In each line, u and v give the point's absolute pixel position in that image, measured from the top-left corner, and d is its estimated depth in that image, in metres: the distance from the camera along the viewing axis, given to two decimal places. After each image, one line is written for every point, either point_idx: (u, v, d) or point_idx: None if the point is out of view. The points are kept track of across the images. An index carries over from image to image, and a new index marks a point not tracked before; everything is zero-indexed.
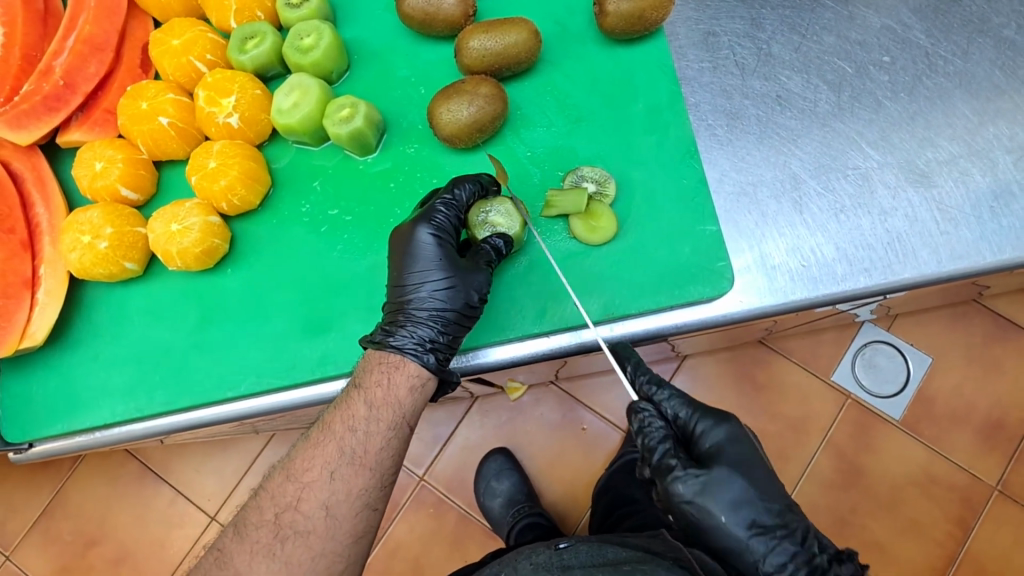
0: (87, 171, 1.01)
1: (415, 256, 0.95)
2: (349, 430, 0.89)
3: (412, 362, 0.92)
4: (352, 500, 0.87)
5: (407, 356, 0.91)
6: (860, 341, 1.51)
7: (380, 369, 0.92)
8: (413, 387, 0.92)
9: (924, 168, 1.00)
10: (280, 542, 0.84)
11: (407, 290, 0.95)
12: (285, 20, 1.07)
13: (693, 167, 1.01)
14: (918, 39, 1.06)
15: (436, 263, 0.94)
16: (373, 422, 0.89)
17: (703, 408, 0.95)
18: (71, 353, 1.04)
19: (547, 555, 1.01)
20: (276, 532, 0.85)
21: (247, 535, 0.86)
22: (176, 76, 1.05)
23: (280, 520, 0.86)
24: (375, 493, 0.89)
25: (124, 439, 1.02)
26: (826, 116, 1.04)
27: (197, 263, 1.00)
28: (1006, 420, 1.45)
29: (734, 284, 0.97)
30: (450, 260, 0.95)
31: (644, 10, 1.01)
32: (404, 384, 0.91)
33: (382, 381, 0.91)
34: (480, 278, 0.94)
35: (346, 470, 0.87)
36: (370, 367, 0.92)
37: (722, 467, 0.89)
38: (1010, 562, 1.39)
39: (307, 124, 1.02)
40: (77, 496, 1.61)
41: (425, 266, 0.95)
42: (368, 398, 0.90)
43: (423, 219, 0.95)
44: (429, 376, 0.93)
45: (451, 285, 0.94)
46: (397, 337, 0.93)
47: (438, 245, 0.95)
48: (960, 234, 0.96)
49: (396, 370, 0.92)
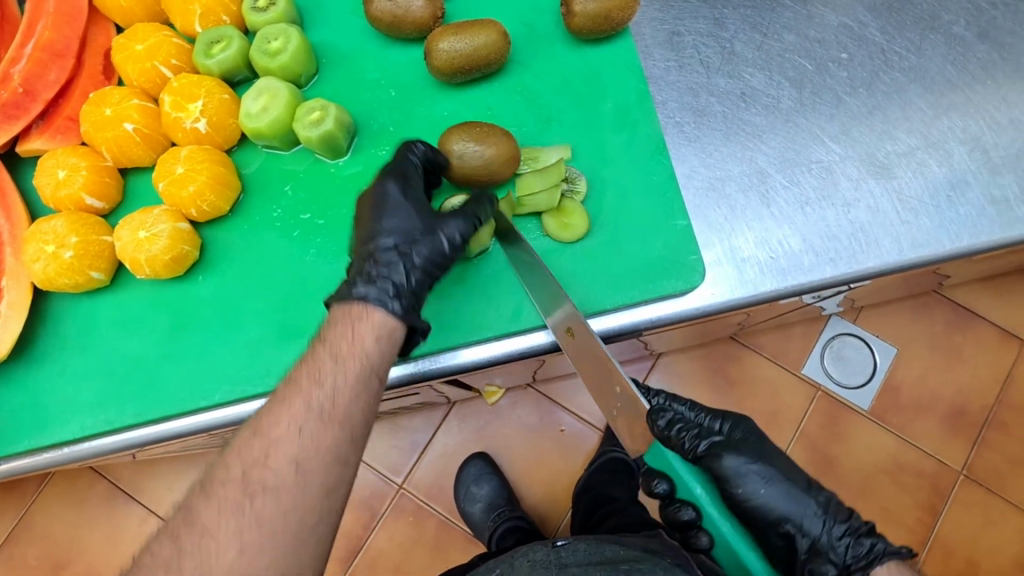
0: (50, 179, 0.99)
1: (378, 210, 0.92)
2: (315, 384, 0.80)
3: (376, 312, 0.86)
4: (322, 454, 0.77)
5: (371, 304, 0.86)
6: (829, 333, 1.55)
7: (343, 321, 0.85)
8: (380, 336, 0.85)
9: (884, 160, 1.03)
10: (248, 497, 0.73)
11: (372, 243, 0.91)
12: (250, 24, 1.07)
13: (662, 164, 1.03)
14: (873, 36, 1.10)
15: (405, 210, 0.93)
16: (340, 373, 0.81)
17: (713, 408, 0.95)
18: (36, 367, 1.02)
19: (545, 552, 1.02)
20: (243, 487, 0.74)
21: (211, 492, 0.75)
22: (140, 81, 1.03)
23: (248, 476, 0.75)
24: (347, 445, 0.79)
25: (95, 453, 0.99)
26: (789, 111, 1.07)
27: (167, 271, 0.98)
28: (969, 407, 1.50)
29: (705, 278, 0.99)
30: (419, 208, 0.93)
31: (610, 10, 1.03)
32: (369, 335, 0.84)
33: (346, 332, 0.84)
34: (451, 224, 0.92)
35: (312, 427, 0.77)
36: (333, 322, 0.85)
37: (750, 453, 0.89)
38: (978, 544, 1.43)
39: (276, 128, 1.01)
40: (44, 520, 1.56)
41: (387, 222, 0.92)
42: (333, 349, 0.83)
43: (394, 168, 0.95)
44: (394, 326, 0.87)
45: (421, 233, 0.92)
46: (360, 287, 0.87)
47: (407, 192, 0.93)
48: (919, 223, 0.99)
49: (359, 320, 0.85)
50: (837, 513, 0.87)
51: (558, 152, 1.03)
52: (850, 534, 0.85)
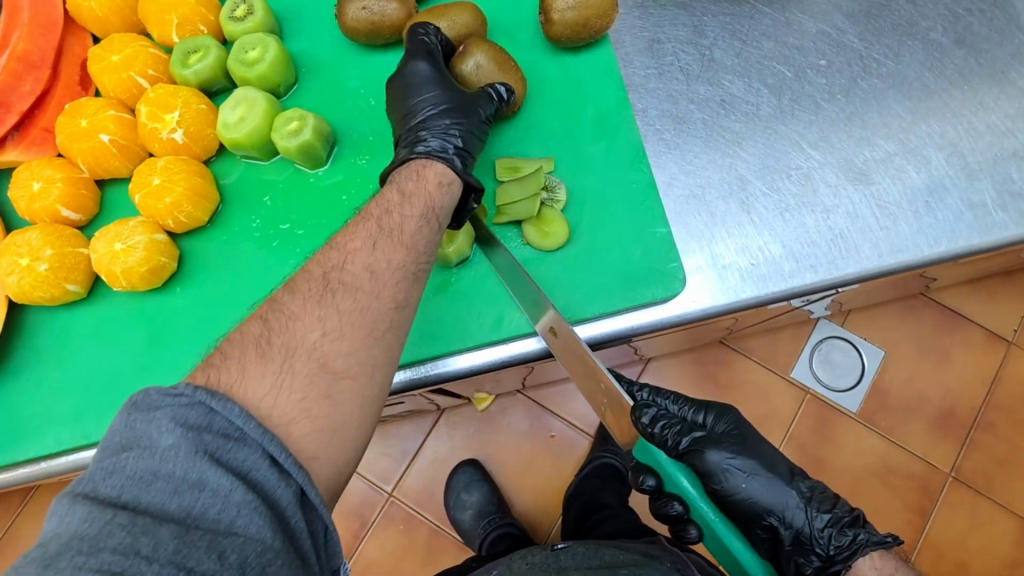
0: (25, 192, 0.98)
1: (414, 85, 0.96)
2: (385, 214, 0.82)
3: (437, 164, 0.90)
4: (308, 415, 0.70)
5: (432, 157, 0.90)
6: (817, 337, 1.55)
7: (410, 171, 0.89)
8: (444, 183, 0.88)
9: (862, 167, 1.03)
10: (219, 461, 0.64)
11: (415, 117, 0.95)
12: (228, 34, 1.06)
13: (642, 172, 1.03)
14: (851, 43, 1.11)
15: (438, 87, 0.96)
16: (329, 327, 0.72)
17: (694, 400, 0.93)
18: (12, 381, 1.00)
19: (543, 556, 1.04)
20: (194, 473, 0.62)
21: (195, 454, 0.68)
22: (116, 92, 1.03)
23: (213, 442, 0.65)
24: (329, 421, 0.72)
25: (73, 468, 0.98)
26: (768, 118, 1.07)
27: (144, 282, 0.98)
28: (956, 409, 1.50)
29: (685, 285, 0.99)
30: (450, 84, 0.96)
31: (588, 18, 1.03)
32: (434, 181, 0.88)
33: (413, 177, 0.88)
34: (482, 100, 0.96)
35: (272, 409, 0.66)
36: (398, 176, 0.89)
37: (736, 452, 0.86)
38: (968, 546, 1.43)
39: (254, 137, 1.01)
40: (28, 533, 1.55)
41: (426, 100, 0.95)
42: (400, 188, 0.85)
43: (418, 49, 0.97)
44: (453, 177, 0.90)
45: (457, 106, 0.94)
46: (422, 144, 0.91)
47: (435, 67, 0.96)
48: (898, 229, 1.00)
49: (424, 170, 0.89)
50: (819, 503, 0.85)
51: (538, 162, 1.02)
52: (835, 523, 0.84)
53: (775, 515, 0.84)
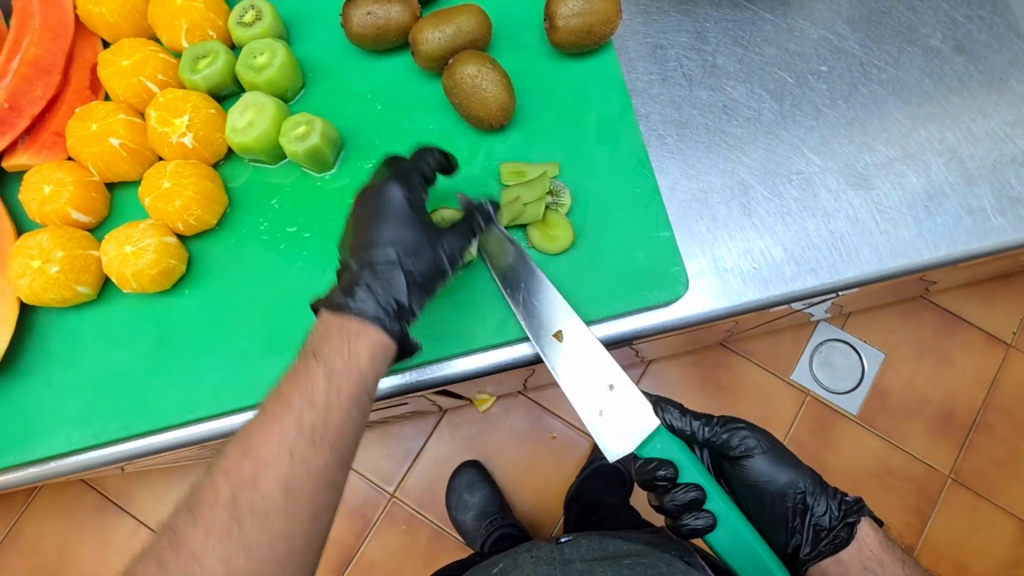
0: (36, 195, 0.99)
1: (381, 216, 0.94)
2: (307, 404, 0.81)
3: (373, 330, 0.88)
4: (312, 479, 0.78)
5: (370, 321, 0.88)
6: (818, 339, 1.56)
7: (340, 337, 0.86)
8: (375, 352, 0.87)
9: (863, 172, 1.05)
10: (236, 521, 0.75)
11: (372, 249, 0.92)
12: (237, 39, 1.07)
13: (645, 176, 1.04)
14: (852, 49, 1.12)
15: (408, 220, 0.94)
16: (333, 394, 0.82)
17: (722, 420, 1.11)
18: (22, 382, 1.02)
19: (548, 549, 1.02)
20: (231, 512, 0.75)
21: (200, 515, 0.76)
22: (126, 96, 1.04)
23: (236, 499, 0.76)
24: (337, 471, 0.81)
25: (82, 468, 0.99)
26: (770, 123, 1.08)
27: (153, 285, 0.99)
28: (955, 411, 1.51)
29: (688, 288, 1.00)
30: (422, 224, 0.95)
31: (592, 25, 1.04)
32: (365, 351, 0.86)
33: (343, 350, 0.85)
34: (453, 243, 0.95)
35: (302, 446, 0.79)
36: (328, 335, 0.86)
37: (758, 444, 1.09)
38: (966, 546, 1.45)
39: (262, 141, 1.02)
40: (33, 532, 1.56)
41: (388, 222, 0.94)
42: (329, 368, 0.83)
43: (396, 180, 0.95)
44: (390, 344, 0.89)
45: (421, 246, 0.93)
46: (360, 299, 0.89)
47: (409, 205, 0.95)
48: (899, 233, 1.01)
49: (357, 338, 0.86)
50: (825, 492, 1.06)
51: (543, 166, 1.04)
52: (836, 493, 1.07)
53: (798, 489, 1.06)
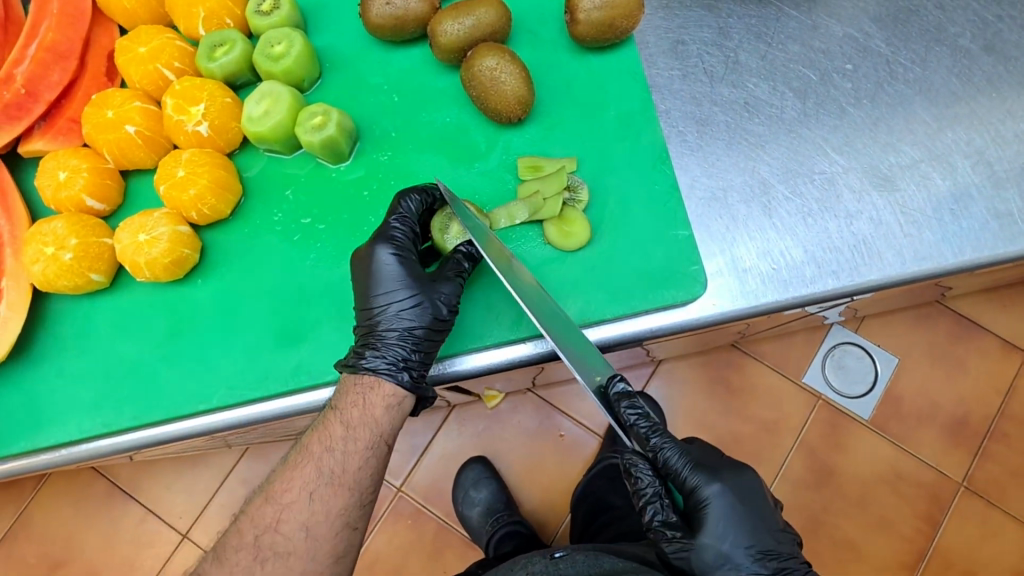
0: (51, 181, 0.99)
1: (377, 277, 0.94)
2: (326, 450, 0.91)
3: (386, 382, 0.92)
4: (331, 520, 0.89)
5: (381, 376, 0.91)
6: (831, 342, 1.54)
7: (355, 391, 0.92)
8: (389, 405, 0.92)
9: (887, 172, 1.03)
10: (259, 563, 0.87)
11: (374, 312, 0.94)
12: (254, 28, 1.06)
13: (664, 173, 1.03)
14: (878, 48, 1.10)
15: (400, 281, 0.94)
16: (350, 441, 0.91)
17: (700, 463, 0.92)
18: (35, 368, 1.01)
19: (544, 564, 1.02)
20: (255, 554, 0.88)
21: (227, 558, 0.88)
22: (143, 84, 1.03)
23: (260, 542, 0.89)
24: (355, 512, 0.91)
25: (92, 456, 0.99)
26: (792, 122, 1.06)
27: (166, 274, 0.98)
28: (969, 418, 1.49)
29: (707, 288, 0.98)
30: (414, 276, 0.95)
31: (614, 19, 1.02)
32: (380, 403, 0.92)
33: (358, 402, 0.92)
34: (447, 290, 0.94)
35: (325, 490, 0.90)
36: (345, 389, 0.93)
37: (707, 537, 0.90)
38: (979, 556, 1.42)
39: (278, 132, 1.01)
40: (42, 517, 1.56)
41: (388, 286, 0.94)
42: (344, 418, 0.91)
43: (381, 239, 0.95)
44: (404, 394, 0.93)
45: (418, 301, 0.94)
46: (368, 359, 0.92)
47: (400, 263, 0.95)
48: (923, 236, 0.99)
49: (372, 390, 0.92)
50: None
51: (560, 161, 1.02)
52: None
53: None
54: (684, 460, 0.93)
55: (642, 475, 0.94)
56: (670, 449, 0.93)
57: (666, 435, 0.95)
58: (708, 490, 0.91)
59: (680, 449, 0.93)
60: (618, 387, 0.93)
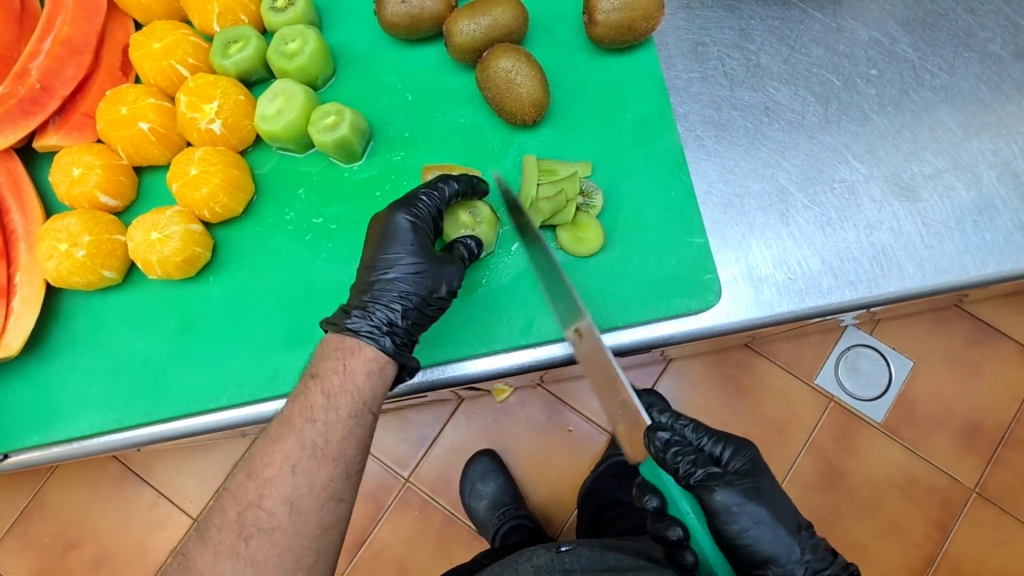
0: (65, 177, 0.99)
1: (389, 239, 0.95)
2: (308, 422, 0.88)
3: (368, 346, 0.92)
4: (316, 493, 0.86)
5: (363, 339, 0.92)
6: (844, 344, 1.52)
7: (337, 351, 0.92)
8: (370, 372, 0.91)
9: (909, 182, 1.00)
10: (244, 540, 0.84)
11: (376, 273, 0.95)
12: (269, 25, 1.06)
13: (680, 179, 1.01)
14: (904, 53, 1.07)
15: (410, 247, 0.94)
16: (332, 411, 0.89)
17: (721, 433, 0.94)
18: (49, 362, 1.02)
19: (548, 557, 1.00)
20: (239, 531, 0.84)
21: (210, 536, 0.85)
22: (157, 80, 1.03)
23: (243, 518, 0.85)
24: (341, 483, 0.88)
25: (103, 450, 1.00)
26: (813, 128, 1.04)
27: (178, 272, 0.98)
28: (984, 425, 1.47)
29: (721, 297, 0.97)
30: (424, 249, 0.95)
31: (633, 21, 1.00)
32: (360, 370, 0.91)
33: (338, 366, 0.90)
34: (449, 270, 0.95)
35: (307, 463, 0.87)
36: (327, 350, 0.92)
37: (753, 491, 0.88)
38: (987, 563, 1.41)
39: (291, 131, 1.00)
40: (56, 499, 1.59)
41: (398, 249, 0.95)
42: (326, 386, 0.90)
43: (404, 205, 0.95)
44: (385, 360, 0.92)
45: (420, 270, 0.94)
46: (357, 318, 0.93)
47: (414, 231, 0.95)
48: (944, 248, 0.97)
49: (352, 354, 0.91)
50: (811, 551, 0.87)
51: (575, 166, 1.01)
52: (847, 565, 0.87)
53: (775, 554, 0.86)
54: (707, 435, 0.94)
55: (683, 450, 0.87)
56: (688, 427, 0.95)
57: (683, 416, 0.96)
58: (733, 458, 0.92)
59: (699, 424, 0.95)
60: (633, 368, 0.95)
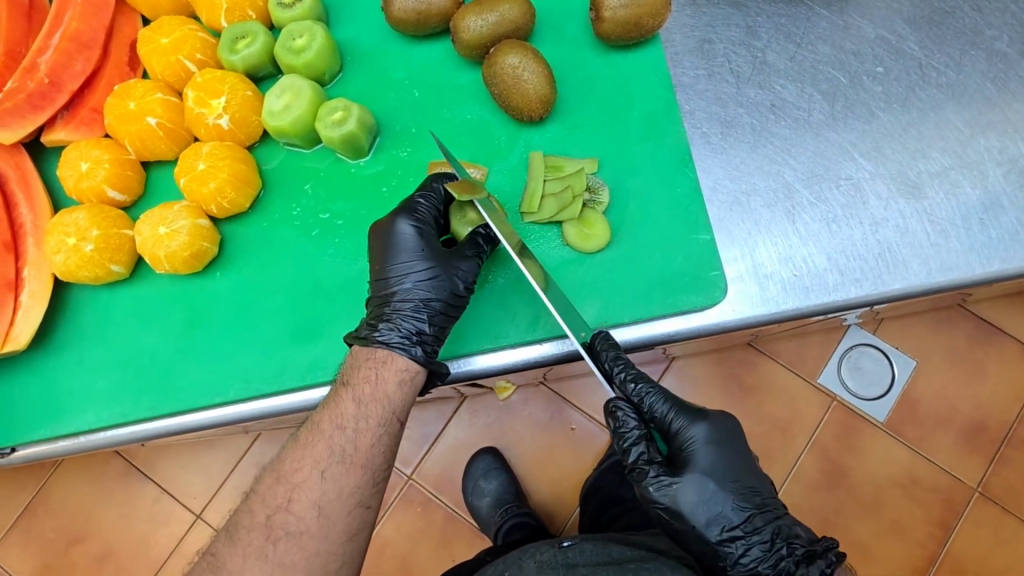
0: (73, 171, 0.99)
1: (395, 248, 0.95)
2: (338, 428, 0.89)
3: (399, 356, 0.92)
4: (343, 499, 0.87)
5: (395, 350, 0.92)
6: (848, 343, 1.52)
7: (368, 364, 0.92)
8: (402, 380, 0.91)
9: (915, 180, 1.01)
10: (272, 543, 0.84)
11: (390, 283, 0.95)
12: (276, 20, 1.06)
13: (687, 176, 1.01)
14: (911, 50, 1.07)
15: (418, 253, 0.95)
16: (361, 419, 0.90)
17: (683, 406, 0.94)
18: (56, 356, 1.03)
19: (552, 552, 0.99)
20: (268, 534, 0.85)
21: (239, 538, 0.85)
22: (164, 75, 1.03)
23: (272, 521, 0.86)
24: (367, 490, 0.89)
25: (109, 444, 1.00)
26: (819, 125, 1.04)
27: (186, 267, 0.99)
28: (987, 424, 1.47)
29: (727, 293, 0.97)
30: (433, 251, 0.95)
31: (640, 17, 1.00)
32: (392, 379, 0.91)
33: (370, 376, 0.91)
34: (465, 267, 0.95)
35: (336, 469, 0.88)
36: (357, 363, 0.92)
37: (696, 473, 0.90)
38: (989, 562, 1.41)
39: (298, 126, 1.01)
40: (60, 494, 1.59)
41: (407, 257, 0.95)
42: (356, 394, 0.90)
43: (404, 211, 0.95)
44: (417, 368, 0.92)
45: (434, 275, 0.94)
46: (382, 331, 0.93)
47: (419, 236, 0.95)
48: (950, 245, 0.97)
49: (384, 365, 0.92)
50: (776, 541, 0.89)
51: (581, 162, 1.01)
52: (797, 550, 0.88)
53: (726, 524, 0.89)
54: (667, 404, 0.94)
55: (629, 419, 0.93)
56: (654, 396, 0.94)
57: (649, 381, 0.95)
58: (693, 430, 0.92)
59: (663, 394, 0.95)
60: (604, 335, 0.94)
